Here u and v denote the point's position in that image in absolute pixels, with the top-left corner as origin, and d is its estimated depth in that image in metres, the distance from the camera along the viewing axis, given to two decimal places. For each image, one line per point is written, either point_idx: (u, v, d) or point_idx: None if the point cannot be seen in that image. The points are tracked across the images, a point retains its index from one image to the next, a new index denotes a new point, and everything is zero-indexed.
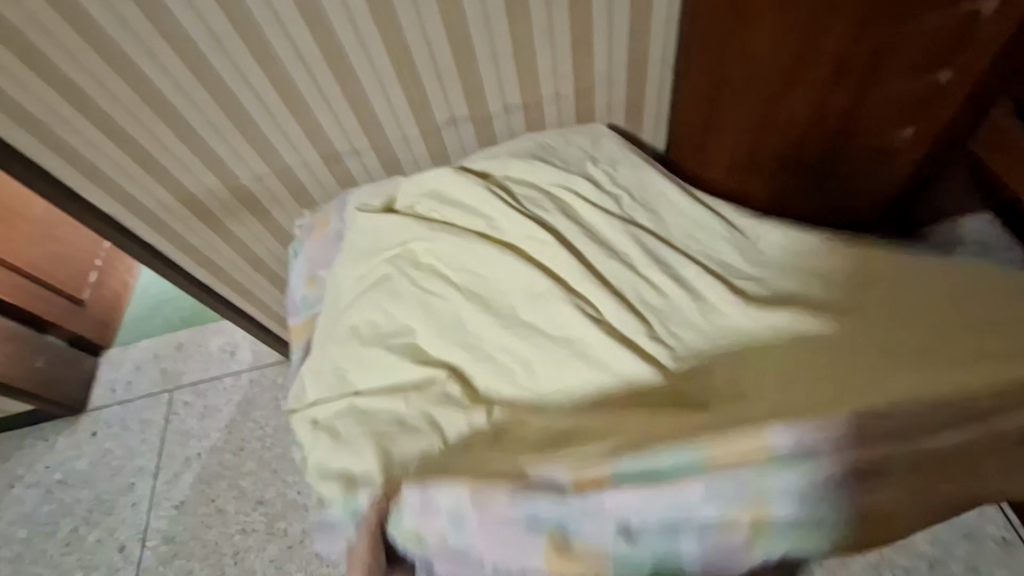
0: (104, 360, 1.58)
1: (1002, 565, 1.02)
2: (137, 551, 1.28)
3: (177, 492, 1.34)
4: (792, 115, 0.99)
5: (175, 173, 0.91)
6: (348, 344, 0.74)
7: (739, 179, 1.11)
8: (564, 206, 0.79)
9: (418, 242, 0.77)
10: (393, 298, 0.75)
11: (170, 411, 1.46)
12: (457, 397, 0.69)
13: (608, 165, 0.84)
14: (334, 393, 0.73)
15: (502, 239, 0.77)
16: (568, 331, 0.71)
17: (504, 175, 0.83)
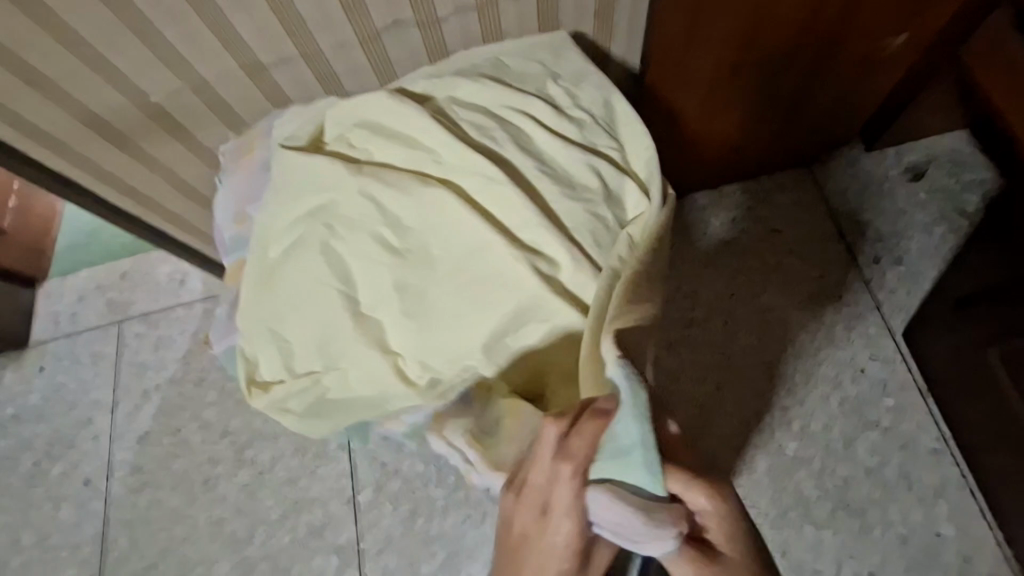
0: (42, 292, 1.48)
1: (929, 470, 1.11)
2: (104, 484, 1.28)
3: (139, 425, 1.32)
4: (786, 15, 0.89)
5: (70, 91, 0.77)
6: (277, 315, 0.66)
7: (713, 105, 1.06)
8: (517, 133, 0.69)
9: (344, 196, 0.66)
10: (324, 257, 0.65)
11: (121, 344, 1.40)
12: (409, 373, 0.65)
13: (570, 83, 0.74)
14: (277, 356, 0.67)
15: (444, 174, 0.67)
16: (511, 288, 0.63)
17: (450, 98, 0.72)
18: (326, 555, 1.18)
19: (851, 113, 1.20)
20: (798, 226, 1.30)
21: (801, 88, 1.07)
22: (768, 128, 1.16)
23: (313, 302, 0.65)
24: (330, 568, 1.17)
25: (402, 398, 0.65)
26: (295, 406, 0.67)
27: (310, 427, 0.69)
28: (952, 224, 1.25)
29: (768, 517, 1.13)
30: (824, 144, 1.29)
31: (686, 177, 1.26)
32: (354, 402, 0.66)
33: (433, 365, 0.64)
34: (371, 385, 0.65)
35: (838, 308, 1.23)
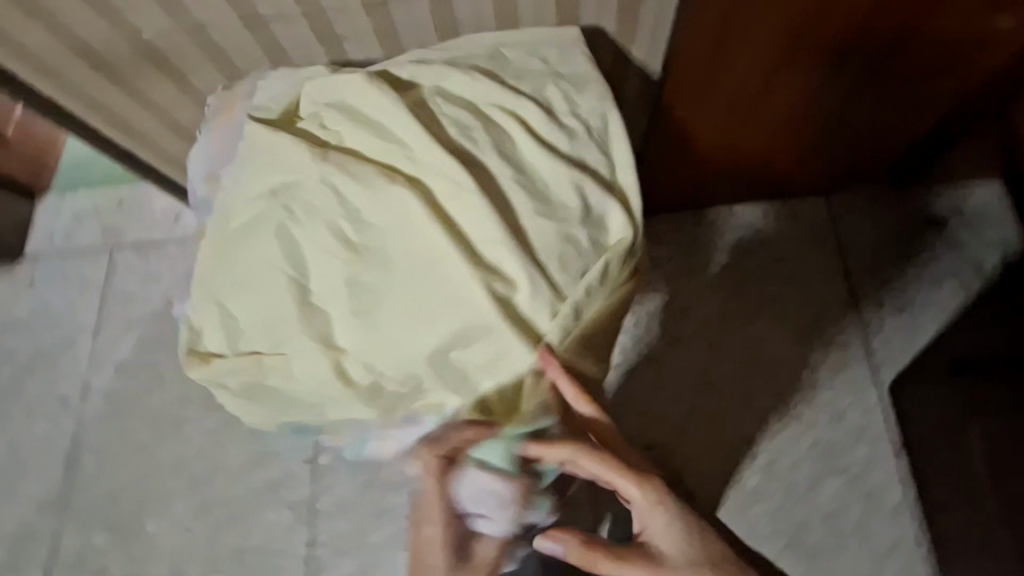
0: (41, 207, 1.47)
1: (886, 527, 1.10)
2: (77, 408, 1.30)
3: (119, 354, 1.33)
4: (822, 36, 0.85)
5: (62, 19, 0.75)
6: (227, 288, 0.65)
7: (735, 122, 1.01)
8: (501, 135, 0.66)
9: (307, 181, 0.64)
10: (280, 241, 0.63)
11: (111, 271, 1.40)
12: (349, 371, 0.62)
13: (570, 87, 0.70)
14: (220, 330, 0.65)
15: (414, 168, 0.64)
16: (469, 299, 0.61)
17: (438, 87, 0.68)
18: (279, 510, 1.19)
19: (878, 154, 1.14)
20: (802, 261, 1.25)
21: (830, 119, 1.02)
22: (788, 155, 1.12)
23: (263, 281, 0.63)
24: (283, 525, 1.18)
25: (343, 400, 0.63)
26: (233, 384, 0.65)
27: (245, 413, 0.67)
28: (964, 281, 1.19)
29: None
30: (844, 179, 1.23)
31: (693, 194, 1.21)
32: (294, 393, 0.64)
33: (377, 364, 0.62)
34: (307, 375, 0.63)
35: (828, 350, 1.19)
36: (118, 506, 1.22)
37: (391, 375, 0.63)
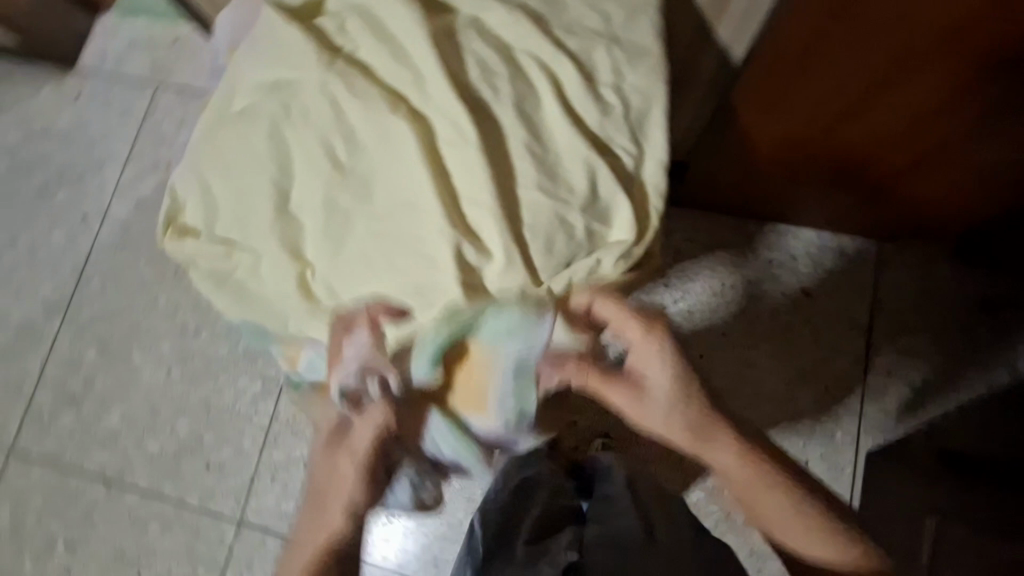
0: (100, 22, 1.39)
1: None
2: (93, 225, 1.30)
3: (141, 190, 1.31)
4: (949, 65, 0.71)
5: None
6: (217, 172, 0.68)
7: (831, 119, 0.86)
8: (528, 92, 0.66)
9: (311, 90, 0.66)
10: (270, 137, 0.67)
11: (152, 106, 1.34)
12: (309, 285, 0.68)
13: (621, 57, 0.68)
14: (200, 209, 0.70)
15: (423, 105, 0.65)
16: (434, 258, 0.65)
17: (483, 20, 0.68)
18: (252, 379, 1.21)
19: (962, 208, 1.01)
20: (826, 303, 1.16)
21: (936, 148, 0.87)
22: (866, 179, 0.98)
23: (253, 175, 0.67)
24: (251, 394, 1.20)
25: (299, 310, 0.68)
26: (202, 263, 0.70)
27: (207, 296, 0.72)
28: (990, 373, 1.11)
29: None
30: (913, 225, 1.09)
31: (737, 195, 1.11)
32: (255, 291, 0.69)
33: (336, 288, 0.68)
34: (269, 275, 0.68)
35: (818, 399, 1.14)
36: (112, 328, 1.25)
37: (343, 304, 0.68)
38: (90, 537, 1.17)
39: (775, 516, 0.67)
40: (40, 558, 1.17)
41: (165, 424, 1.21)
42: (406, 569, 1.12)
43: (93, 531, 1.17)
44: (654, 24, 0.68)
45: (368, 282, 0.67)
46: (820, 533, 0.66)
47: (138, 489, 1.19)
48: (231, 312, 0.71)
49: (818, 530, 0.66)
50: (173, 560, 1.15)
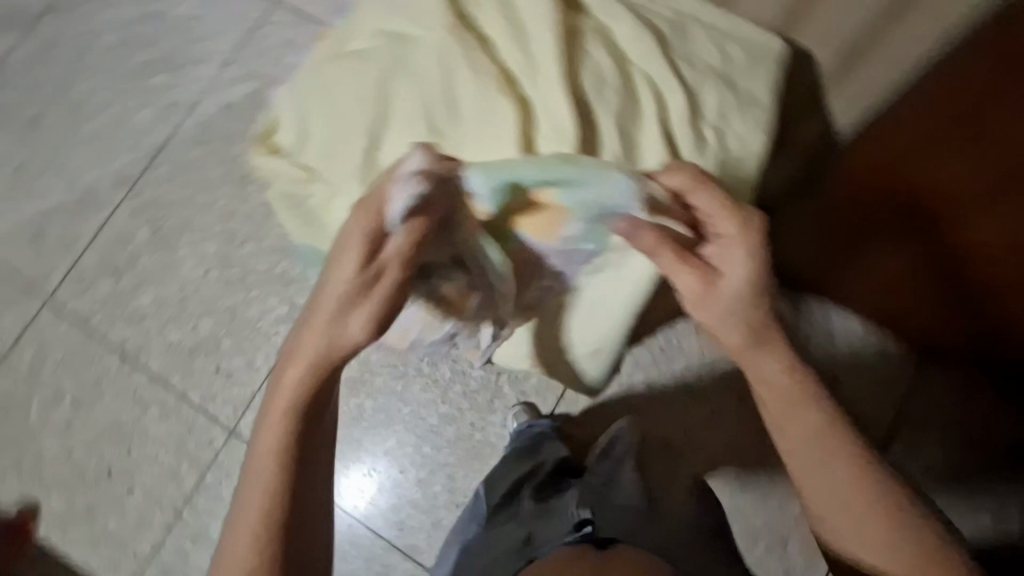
0: None
1: None
2: (177, 115, 1.34)
3: (231, 95, 1.34)
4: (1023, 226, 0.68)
5: None
6: (317, 102, 0.71)
7: (905, 221, 0.80)
8: (631, 109, 0.67)
9: (429, 51, 0.67)
10: (377, 84, 0.68)
11: (264, 19, 1.37)
12: None
13: (730, 101, 0.68)
14: (294, 131, 0.72)
15: (528, 95, 0.66)
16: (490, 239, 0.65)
17: (609, 30, 0.69)
18: (282, 301, 1.25)
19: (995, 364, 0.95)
20: (854, 398, 1.13)
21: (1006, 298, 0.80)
22: (915, 292, 0.92)
23: (350, 114, 0.69)
24: (278, 314, 1.25)
25: None
26: (281, 182, 0.74)
27: (275, 212, 0.75)
28: (999, 518, 1.07)
29: None
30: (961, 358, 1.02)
31: (796, 271, 1.06)
32: (320, 223, 0.73)
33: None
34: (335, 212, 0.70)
35: None
36: (168, 216, 1.30)
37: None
38: (96, 402, 1.23)
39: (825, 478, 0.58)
40: (47, 407, 1.23)
41: (192, 319, 1.26)
42: (371, 522, 1.15)
43: (100, 397, 1.23)
44: (773, 79, 0.69)
45: None
46: (875, 523, 0.57)
47: (151, 371, 1.24)
48: (294, 232, 0.75)
49: (876, 510, 0.57)
50: (162, 447, 1.21)
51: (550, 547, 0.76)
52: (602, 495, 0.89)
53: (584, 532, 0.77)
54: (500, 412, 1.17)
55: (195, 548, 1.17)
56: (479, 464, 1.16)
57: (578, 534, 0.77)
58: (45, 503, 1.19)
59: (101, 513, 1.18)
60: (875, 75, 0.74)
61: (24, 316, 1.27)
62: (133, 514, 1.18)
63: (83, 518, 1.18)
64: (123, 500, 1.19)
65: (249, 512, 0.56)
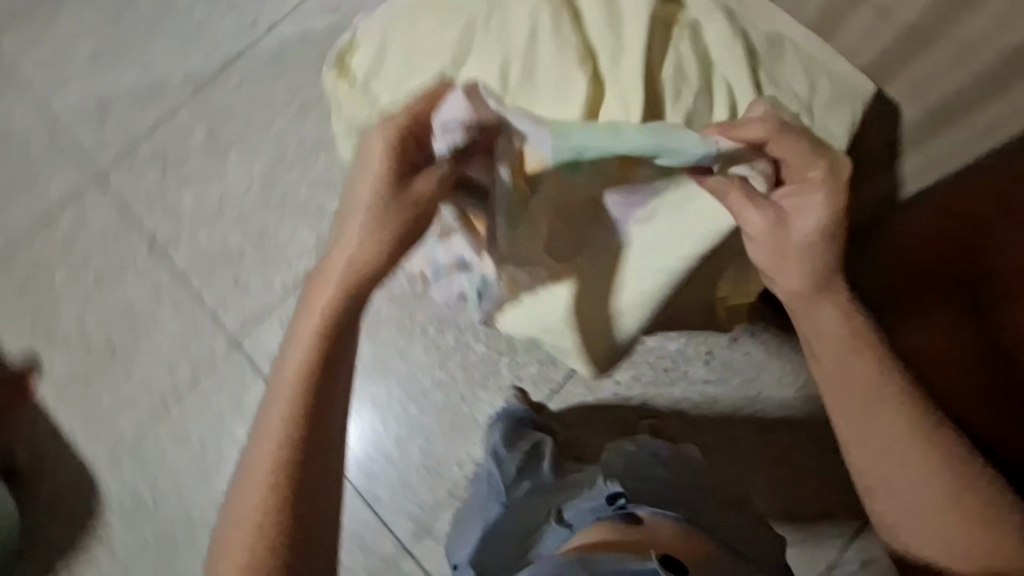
0: None
1: None
2: (257, 28, 1.34)
3: (312, 21, 1.33)
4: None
5: None
6: (400, 41, 0.72)
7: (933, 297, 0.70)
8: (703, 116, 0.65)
9: (518, 14, 0.67)
10: (461, 35, 0.69)
11: None
12: None
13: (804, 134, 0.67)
14: (370, 63, 0.73)
15: (603, 77, 0.65)
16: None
17: (702, 34, 0.68)
18: (313, 232, 1.27)
19: None
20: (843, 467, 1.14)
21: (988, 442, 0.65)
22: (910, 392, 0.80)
23: (427, 59, 0.70)
24: (305, 243, 1.27)
25: None
26: (348, 109, 0.75)
27: (336, 142, 0.79)
28: None
29: None
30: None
31: None
32: None
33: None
34: None
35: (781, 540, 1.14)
36: (227, 124, 1.33)
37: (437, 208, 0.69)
38: (117, 283, 1.27)
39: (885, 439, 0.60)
40: (71, 276, 1.28)
41: (223, 228, 1.29)
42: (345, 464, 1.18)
43: (122, 278, 1.27)
44: (852, 118, 0.69)
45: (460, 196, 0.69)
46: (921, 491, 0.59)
47: (175, 267, 1.27)
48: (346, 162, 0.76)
49: (935, 474, 0.59)
50: (167, 341, 1.24)
51: (585, 520, 0.74)
52: (639, 474, 0.86)
53: (619, 505, 0.74)
54: (492, 392, 1.18)
55: (173, 444, 1.20)
56: (460, 437, 1.16)
57: (612, 507, 0.74)
58: (48, 366, 1.24)
59: (96, 386, 1.23)
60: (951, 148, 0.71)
61: (72, 186, 1.31)
62: (125, 396, 1.22)
63: (79, 388, 1.23)
64: (119, 381, 1.23)
65: (265, 448, 0.57)
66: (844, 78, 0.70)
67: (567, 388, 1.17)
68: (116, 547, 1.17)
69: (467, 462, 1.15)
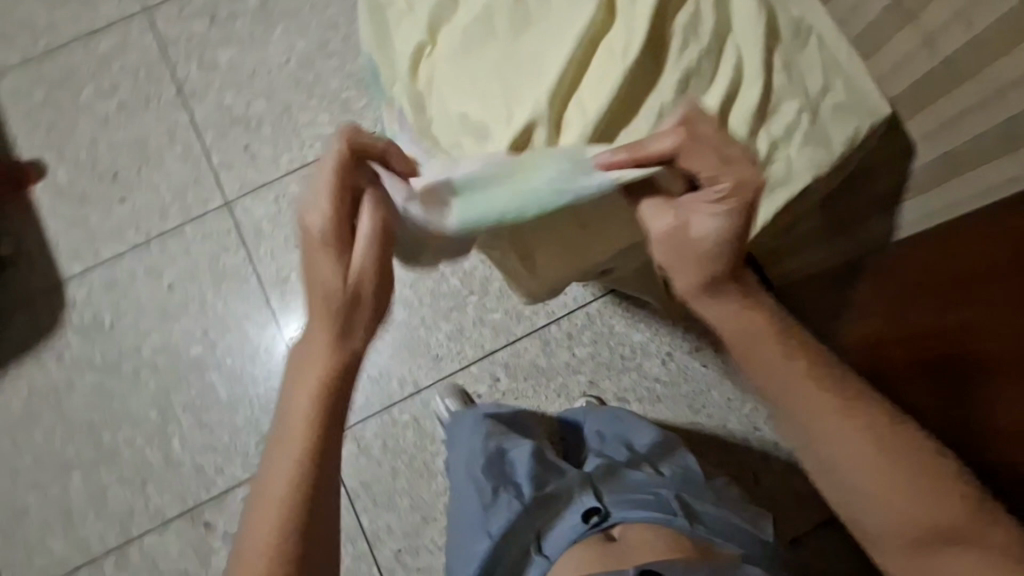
0: None
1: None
2: None
3: None
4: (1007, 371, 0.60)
5: None
6: None
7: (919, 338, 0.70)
8: (706, 81, 0.64)
9: None
10: None
11: None
12: (415, 56, 0.68)
13: (802, 126, 0.65)
14: None
15: (623, 9, 0.64)
16: (504, 120, 0.63)
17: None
18: (334, 123, 1.28)
19: None
20: (765, 500, 1.13)
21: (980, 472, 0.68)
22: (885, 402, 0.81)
23: None
24: (323, 132, 1.28)
25: (394, 65, 0.70)
26: None
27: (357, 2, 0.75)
28: None
29: (441, 495, 1.14)
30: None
31: None
32: (382, 28, 0.71)
33: (435, 80, 0.67)
34: (401, 24, 0.70)
35: None
36: None
37: (424, 101, 0.68)
38: (136, 114, 1.30)
39: (846, 453, 0.57)
40: (97, 95, 1.30)
41: (249, 94, 1.30)
42: None
43: (142, 111, 1.30)
44: (855, 134, 0.66)
45: (447, 89, 0.66)
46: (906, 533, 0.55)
47: (194, 116, 1.29)
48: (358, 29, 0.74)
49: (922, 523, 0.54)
50: (167, 183, 1.27)
51: (562, 540, 0.81)
52: (616, 483, 0.86)
53: (595, 522, 0.81)
54: (451, 324, 1.19)
55: (146, 279, 1.24)
56: (408, 358, 1.19)
57: (589, 525, 0.80)
58: (52, 172, 1.28)
59: (90, 205, 1.27)
60: (950, 198, 0.67)
61: (121, 11, 1.33)
62: (115, 222, 1.26)
63: (74, 202, 1.27)
64: (113, 207, 1.26)
65: (256, 547, 0.54)
66: (861, 91, 0.67)
67: (521, 343, 1.19)
68: (65, 356, 1.22)
69: (407, 382, 1.18)
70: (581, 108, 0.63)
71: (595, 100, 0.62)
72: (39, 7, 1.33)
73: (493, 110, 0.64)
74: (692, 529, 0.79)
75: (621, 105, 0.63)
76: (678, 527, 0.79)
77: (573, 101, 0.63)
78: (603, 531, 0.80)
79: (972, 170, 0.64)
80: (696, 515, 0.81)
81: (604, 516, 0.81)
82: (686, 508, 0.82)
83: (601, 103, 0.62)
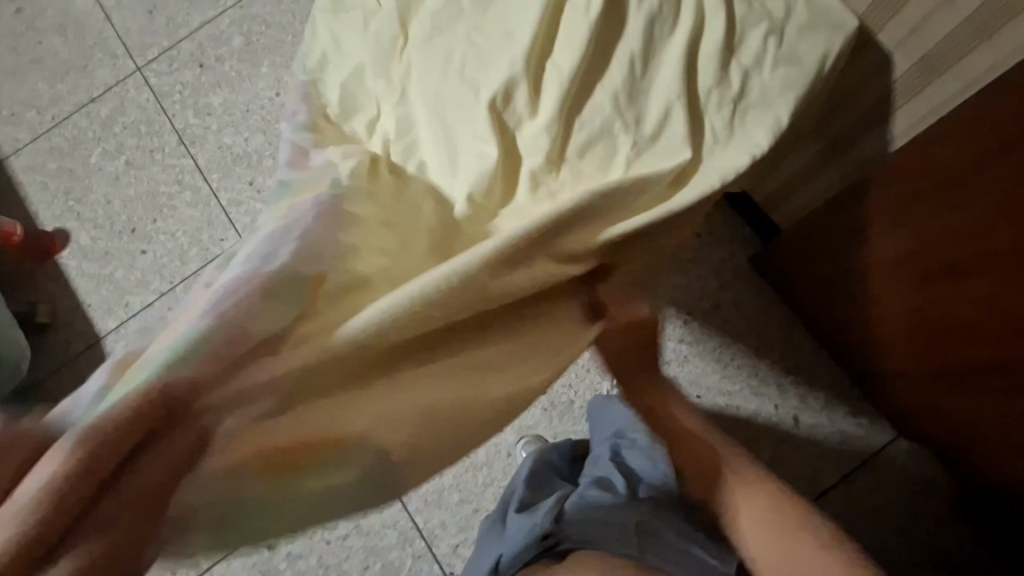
0: None
1: None
2: None
3: None
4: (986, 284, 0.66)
5: None
6: None
7: (919, 259, 0.76)
8: (670, 23, 0.67)
9: None
10: None
11: None
12: (389, 50, 0.72)
13: (771, 52, 0.67)
14: None
15: None
16: (481, 91, 0.66)
17: None
18: None
19: (924, 416, 0.95)
20: (807, 443, 1.14)
21: (995, 369, 0.71)
22: (894, 326, 0.87)
23: None
24: None
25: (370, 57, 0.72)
26: None
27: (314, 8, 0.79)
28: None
29: (488, 485, 1.17)
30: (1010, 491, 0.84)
31: (814, 302, 1.06)
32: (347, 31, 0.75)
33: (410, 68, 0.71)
34: (371, 23, 0.73)
35: None
36: (262, 34, 1.38)
37: (401, 91, 0.70)
38: (144, 168, 1.36)
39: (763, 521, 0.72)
40: (105, 157, 1.37)
41: (246, 130, 1.35)
42: None
43: (149, 165, 1.36)
44: (826, 49, 0.68)
45: (423, 72, 0.69)
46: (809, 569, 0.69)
47: (198, 161, 1.35)
48: (324, 33, 0.76)
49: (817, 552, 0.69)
50: (182, 228, 1.33)
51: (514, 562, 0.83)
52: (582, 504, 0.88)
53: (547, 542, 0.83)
54: None
55: None
56: None
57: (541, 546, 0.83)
58: (76, 236, 1.34)
59: (113, 260, 1.33)
60: (936, 97, 0.67)
61: (115, 75, 1.39)
62: (139, 273, 1.32)
63: (99, 261, 1.33)
64: (135, 258, 1.32)
65: None
66: (824, 7, 0.68)
67: None
68: None
69: None
70: (553, 68, 0.66)
71: (566, 60, 0.65)
72: (41, 84, 1.40)
73: (469, 84, 0.67)
74: (643, 556, 0.78)
75: (593, 60, 0.66)
76: (630, 555, 0.78)
77: (546, 63, 0.66)
78: (554, 555, 0.82)
79: (951, 64, 0.64)
80: (654, 541, 0.80)
81: (557, 541, 0.83)
82: (645, 536, 0.81)
83: (573, 60, 0.65)
